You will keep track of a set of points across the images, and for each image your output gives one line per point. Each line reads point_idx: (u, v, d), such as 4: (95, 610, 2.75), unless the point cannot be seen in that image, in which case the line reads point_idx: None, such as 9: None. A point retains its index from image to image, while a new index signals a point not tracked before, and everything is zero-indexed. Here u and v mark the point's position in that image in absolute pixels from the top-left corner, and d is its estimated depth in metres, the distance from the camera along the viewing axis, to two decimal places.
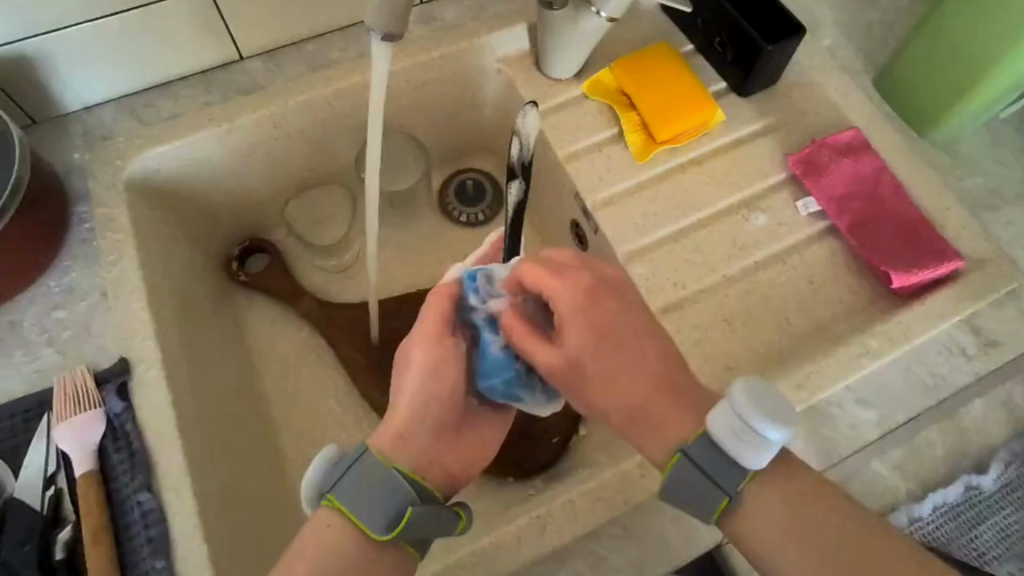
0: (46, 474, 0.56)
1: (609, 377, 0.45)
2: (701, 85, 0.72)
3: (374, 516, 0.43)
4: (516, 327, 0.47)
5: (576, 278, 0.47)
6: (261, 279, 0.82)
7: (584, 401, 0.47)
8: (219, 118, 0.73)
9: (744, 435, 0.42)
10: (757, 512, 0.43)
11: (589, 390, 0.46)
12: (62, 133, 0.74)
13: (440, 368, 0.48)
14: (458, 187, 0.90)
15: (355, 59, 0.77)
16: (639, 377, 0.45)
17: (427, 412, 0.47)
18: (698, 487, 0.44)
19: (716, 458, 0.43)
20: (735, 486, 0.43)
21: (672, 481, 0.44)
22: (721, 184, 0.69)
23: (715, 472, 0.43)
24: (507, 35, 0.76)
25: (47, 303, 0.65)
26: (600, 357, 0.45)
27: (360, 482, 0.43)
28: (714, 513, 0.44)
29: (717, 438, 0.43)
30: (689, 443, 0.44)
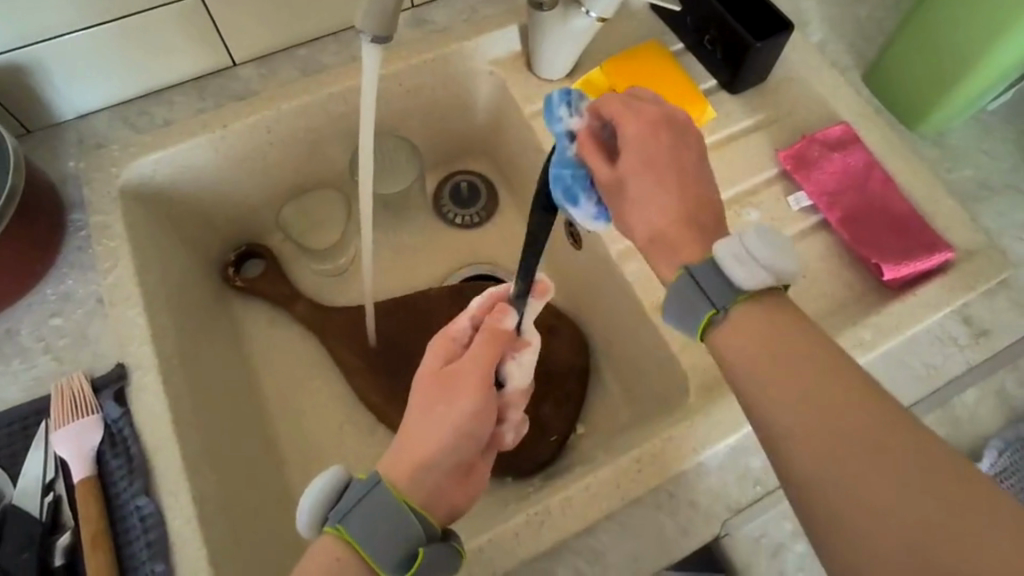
0: (45, 481, 0.56)
1: (642, 202, 0.48)
2: (691, 83, 0.72)
3: (383, 553, 0.41)
4: (588, 141, 0.51)
5: (650, 113, 0.50)
6: (257, 283, 0.83)
7: (618, 219, 0.50)
8: (213, 123, 0.73)
9: (744, 259, 0.42)
10: (751, 340, 0.42)
11: (625, 205, 0.49)
12: (56, 141, 0.74)
13: (481, 418, 0.47)
14: (453, 189, 0.91)
15: (347, 63, 0.78)
16: (669, 205, 0.47)
17: (451, 449, 0.45)
18: (689, 297, 0.44)
19: (712, 276, 0.43)
20: (728, 301, 0.43)
21: (669, 292, 0.45)
22: (713, 180, 0.70)
23: (712, 289, 0.43)
24: (498, 37, 0.77)
25: (44, 311, 0.65)
26: (643, 176, 0.48)
27: (373, 516, 0.42)
28: (702, 321, 0.44)
29: (719, 257, 0.43)
30: (695, 264, 0.45)
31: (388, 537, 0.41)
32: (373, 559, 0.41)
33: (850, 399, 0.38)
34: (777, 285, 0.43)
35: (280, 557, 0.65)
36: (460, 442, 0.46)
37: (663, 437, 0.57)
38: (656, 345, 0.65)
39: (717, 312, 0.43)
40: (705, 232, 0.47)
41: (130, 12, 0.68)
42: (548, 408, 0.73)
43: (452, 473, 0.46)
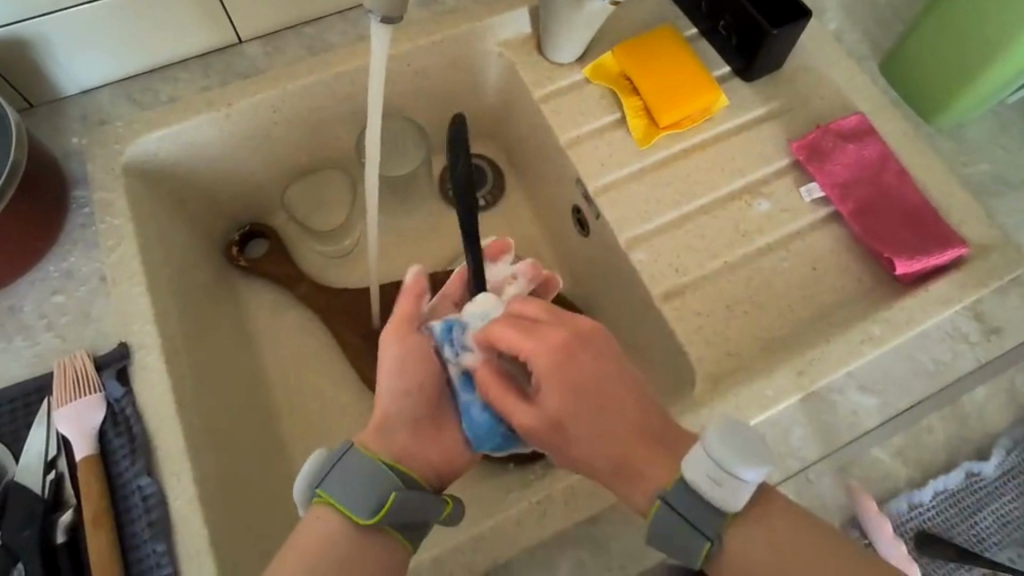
0: (47, 459, 0.56)
1: (587, 437, 0.46)
2: (704, 70, 0.71)
3: (362, 504, 0.44)
4: (495, 382, 0.49)
5: (553, 334, 0.47)
6: (261, 264, 0.82)
7: (565, 458, 0.48)
8: (218, 102, 0.72)
9: (718, 477, 0.42)
10: (740, 557, 0.43)
11: (572, 445, 0.46)
12: (60, 116, 0.73)
13: (415, 361, 0.52)
14: None
15: (354, 42, 0.76)
16: (614, 435, 0.46)
17: (403, 406, 0.50)
18: (678, 535, 0.44)
19: (691, 502, 0.43)
20: (714, 533, 0.43)
21: (654, 529, 0.44)
22: (725, 170, 0.69)
23: (694, 515, 0.43)
24: (508, 18, 0.76)
25: (46, 287, 0.65)
26: (579, 415, 0.46)
27: (348, 475, 0.45)
28: (697, 558, 0.44)
29: (692, 483, 0.43)
30: (668, 490, 0.44)
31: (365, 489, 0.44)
32: (354, 513, 0.44)
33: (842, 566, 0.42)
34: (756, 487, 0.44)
35: (280, 538, 0.65)
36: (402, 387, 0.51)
37: None
38: (663, 335, 0.64)
39: (712, 544, 0.43)
40: (654, 439, 0.46)
41: None
42: None
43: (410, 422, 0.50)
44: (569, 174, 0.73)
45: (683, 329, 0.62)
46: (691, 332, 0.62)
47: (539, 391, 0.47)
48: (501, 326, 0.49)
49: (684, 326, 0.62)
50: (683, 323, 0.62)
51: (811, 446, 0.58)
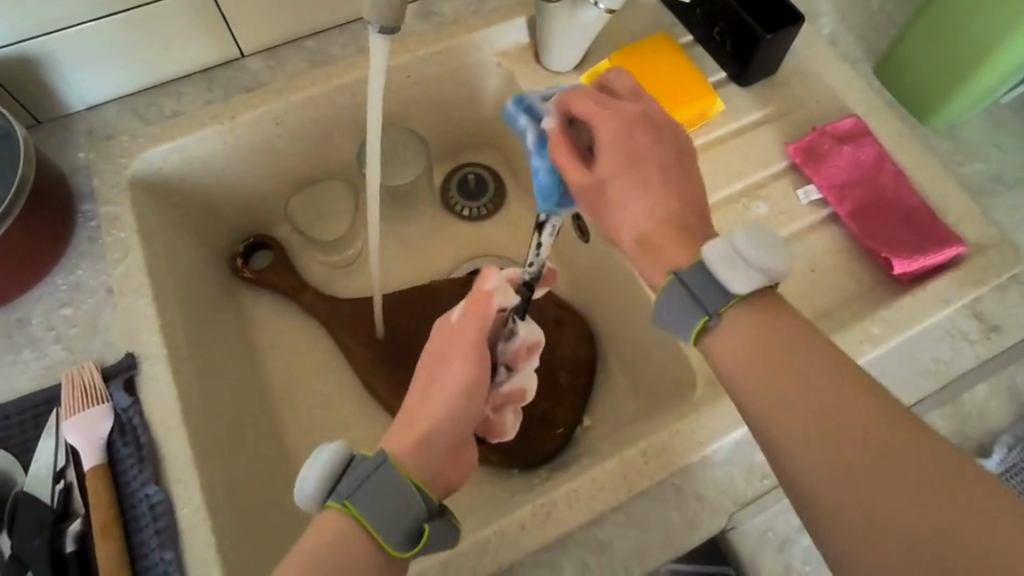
0: (56, 469, 0.57)
1: (619, 205, 0.47)
2: (700, 76, 0.72)
3: (391, 527, 0.41)
4: (560, 146, 0.49)
5: (625, 111, 0.49)
6: (265, 274, 0.83)
7: (605, 221, 0.49)
8: (221, 115, 0.73)
9: (733, 260, 0.42)
10: (736, 349, 0.42)
11: (611, 209, 0.48)
12: (67, 132, 0.75)
13: (470, 399, 0.47)
14: (460, 180, 0.91)
15: (354, 55, 0.78)
16: (662, 200, 0.46)
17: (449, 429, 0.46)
18: (683, 306, 0.44)
19: (704, 280, 0.43)
20: (717, 307, 0.43)
21: (660, 301, 0.44)
22: (722, 174, 0.69)
23: (702, 292, 0.43)
24: (505, 28, 0.77)
25: (54, 300, 0.66)
26: (629, 179, 0.47)
27: (383, 491, 0.41)
28: (694, 325, 0.43)
29: (709, 263, 0.43)
30: (683, 269, 0.44)
31: (398, 510, 0.41)
32: (379, 533, 0.40)
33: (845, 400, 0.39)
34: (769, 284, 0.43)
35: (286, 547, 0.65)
36: (455, 419, 0.46)
37: (670, 429, 0.57)
38: (663, 339, 0.65)
39: (709, 318, 0.43)
40: (683, 226, 0.46)
41: (140, 3, 0.68)
42: (554, 399, 0.73)
43: (454, 448, 0.46)
44: None
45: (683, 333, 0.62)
46: None
47: (598, 160, 0.48)
48: (579, 97, 0.49)
49: None
50: None
51: None
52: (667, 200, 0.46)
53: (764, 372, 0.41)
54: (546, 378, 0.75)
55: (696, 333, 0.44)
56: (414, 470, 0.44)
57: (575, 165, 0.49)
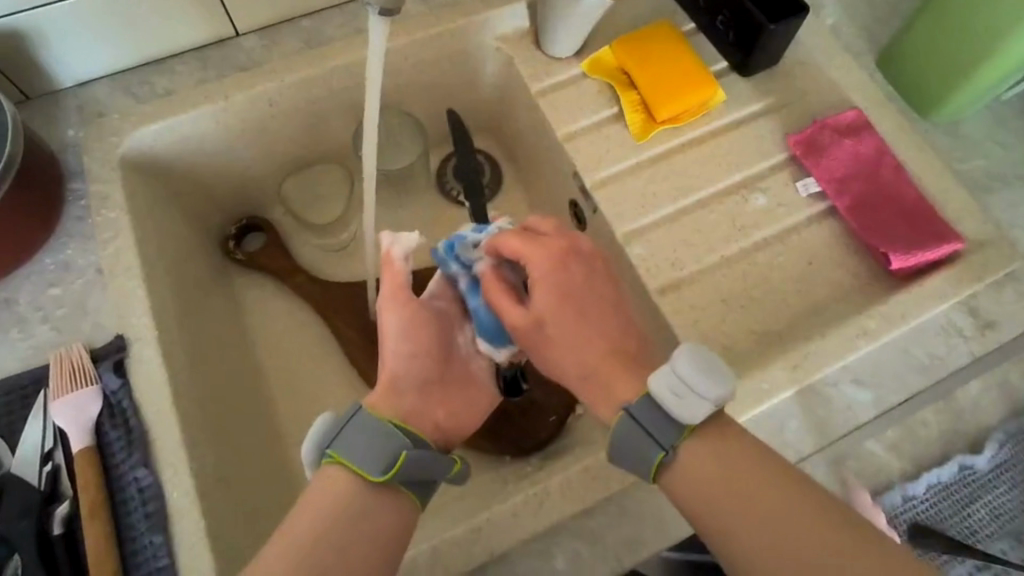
0: (44, 450, 0.56)
1: (558, 341, 0.49)
2: (702, 65, 0.72)
3: (374, 460, 0.45)
4: (494, 286, 0.51)
5: (553, 244, 0.51)
6: (258, 257, 0.82)
7: (545, 358, 0.50)
8: (215, 94, 0.72)
9: (683, 394, 0.44)
10: (688, 466, 0.45)
11: (551, 346, 0.49)
12: (56, 109, 0.73)
13: (414, 343, 0.53)
14: (457, 166, 0.89)
15: (352, 36, 0.76)
16: (597, 337, 0.49)
17: (408, 372, 0.51)
18: (637, 442, 0.46)
19: (653, 415, 0.45)
20: (673, 441, 0.45)
21: (616, 437, 0.46)
22: (721, 164, 0.69)
23: (654, 428, 0.45)
24: (506, 13, 0.76)
25: (42, 280, 0.65)
26: (564, 315, 0.49)
27: (360, 434, 0.46)
28: (652, 466, 0.45)
29: (663, 400, 0.44)
30: (633, 402, 0.46)
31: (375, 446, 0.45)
32: (365, 469, 0.45)
33: (789, 499, 0.43)
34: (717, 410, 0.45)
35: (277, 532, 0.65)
36: (406, 362, 0.52)
37: None
38: (658, 330, 0.64)
39: (666, 454, 0.45)
40: (629, 359, 0.49)
41: None
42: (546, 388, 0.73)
43: (417, 388, 0.52)
44: (566, 168, 0.73)
45: (679, 324, 0.62)
46: (688, 327, 0.62)
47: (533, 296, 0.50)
48: (507, 237, 0.52)
49: (680, 321, 0.62)
50: (679, 318, 0.62)
51: (808, 442, 0.58)
52: (604, 331, 0.49)
53: (718, 488, 0.44)
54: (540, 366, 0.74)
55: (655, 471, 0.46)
56: (386, 412, 0.49)
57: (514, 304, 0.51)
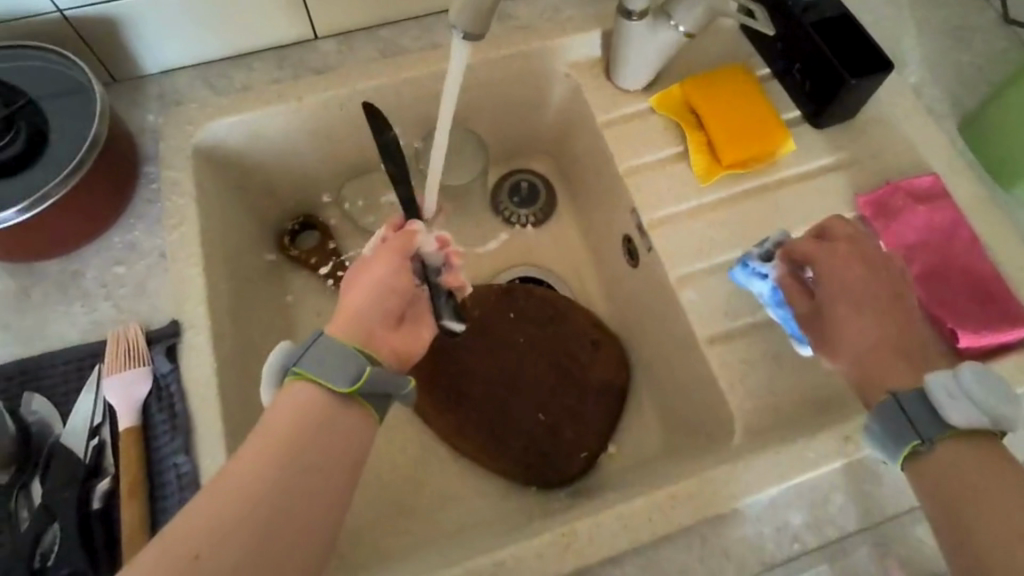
0: (93, 425, 0.58)
1: (828, 332, 0.54)
2: (774, 113, 0.71)
3: (340, 373, 0.47)
4: (789, 280, 0.59)
5: (837, 246, 0.57)
6: (311, 255, 0.84)
7: (830, 345, 0.54)
8: (289, 94, 0.74)
9: (957, 394, 0.45)
10: (941, 464, 0.45)
11: (833, 331, 0.54)
12: (140, 94, 0.76)
13: (387, 281, 0.54)
14: (513, 186, 0.90)
15: (427, 49, 0.78)
16: (879, 335, 0.52)
17: (379, 306, 0.53)
18: (892, 427, 0.47)
19: (923, 408, 0.46)
20: (934, 432, 0.45)
21: (873, 417, 0.48)
22: (786, 217, 0.67)
23: (919, 418, 0.46)
24: (580, 41, 0.76)
25: (109, 257, 0.67)
26: (844, 305, 0.54)
27: (327, 352, 0.47)
28: (903, 450, 0.46)
29: (933, 398, 0.46)
30: (903, 392, 0.47)
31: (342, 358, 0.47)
32: (332, 383, 0.46)
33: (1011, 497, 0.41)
34: (991, 430, 0.45)
35: None
36: (374, 297, 0.53)
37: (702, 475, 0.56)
38: (703, 379, 0.63)
39: (921, 442, 0.45)
40: (900, 352, 0.51)
41: None
42: (581, 425, 0.74)
43: (382, 321, 0.53)
44: (625, 203, 0.73)
45: (727, 377, 0.61)
46: (736, 380, 0.60)
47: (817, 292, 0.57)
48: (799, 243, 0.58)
49: (728, 374, 0.61)
50: (727, 370, 0.61)
51: (851, 517, 0.56)
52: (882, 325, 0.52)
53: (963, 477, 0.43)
54: (576, 403, 0.75)
55: (906, 456, 0.46)
56: (349, 336, 0.50)
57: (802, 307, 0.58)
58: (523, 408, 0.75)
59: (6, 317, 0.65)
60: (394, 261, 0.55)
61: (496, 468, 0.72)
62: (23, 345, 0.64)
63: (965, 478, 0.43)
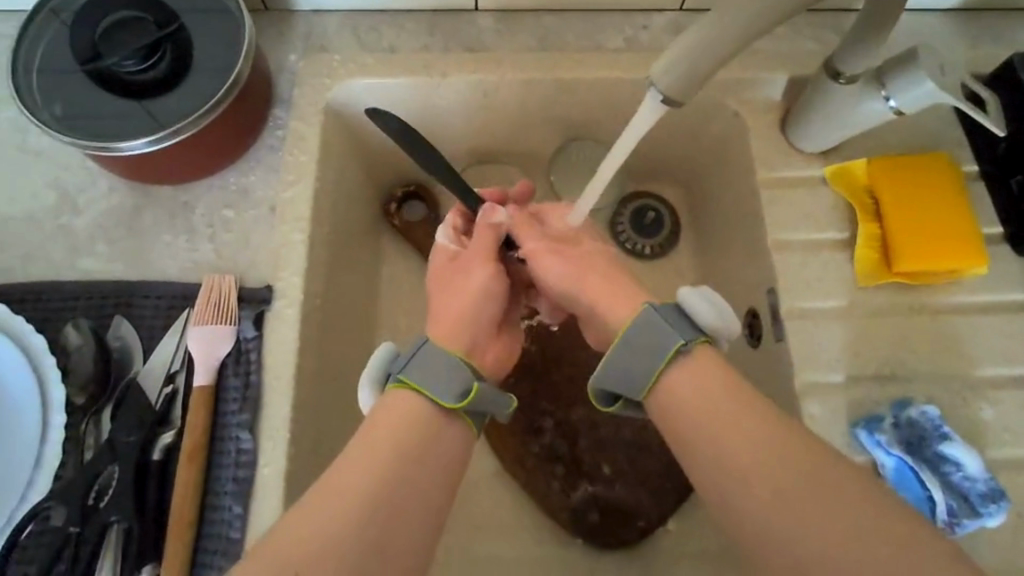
0: (169, 371, 0.57)
1: (575, 257, 0.56)
2: (973, 226, 0.60)
3: (448, 386, 0.47)
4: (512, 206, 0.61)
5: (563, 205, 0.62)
6: (411, 230, 0.79)
7: (580, 265, 0.55)
8: (435, 68, 0.69)
9: (709, 300, 0.48)
10: (694, 373, 0.45)
11: (567, 252, 0.57)
12: (286, 30, 0.73)
13: (487, 286, 0.55)
14: (637, 211, 0.80)
15: (589, 50, 0.70)
16: (607, 263, 0.56)
17: (483, 311, 0.54)
18: (652, 337, 0.47)
19: (678, 316, 0.47)
20: (692, 336, 0.46)
21: (633, 327, 0.47)
22: (952, 352, 0.58)
23: (675, 323, 0.47)
24: (763, 81, 0.67)
25: (221, 198, 0.66)
26: (582, 239, 0.59)
27: (432, 362, 0.48)
28: (664, 359, 0.46)
29: (683, 303, 0.48)
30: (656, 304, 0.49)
31: (448, 373, 0.47)
32: (439, 396, 0.47)
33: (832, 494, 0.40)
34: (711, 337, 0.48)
35: None
36: (479, 302, 0.54)
37: None
38: None
39: (683, 346, 0.46)
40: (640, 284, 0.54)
41: None
42: (648, 494, 0.68)
43: (486, 327, 0.54)
44: (763, 277, 0.64)
45: None
46: None
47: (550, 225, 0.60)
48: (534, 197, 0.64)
49: None
50: None
51: None
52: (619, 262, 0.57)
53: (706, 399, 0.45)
54: (648, 467, 0.69)
55: (658, 376, 0.46)
56: (457, 348, 0.51)
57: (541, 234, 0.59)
58: (591, 454, 0.70)
59: (113, 232, 0.65)
60: (491, 267, 0.56)
61: (550, 513, 0.67)
62: (123, 266, 0.63)
63: (710, 396, 0.44)
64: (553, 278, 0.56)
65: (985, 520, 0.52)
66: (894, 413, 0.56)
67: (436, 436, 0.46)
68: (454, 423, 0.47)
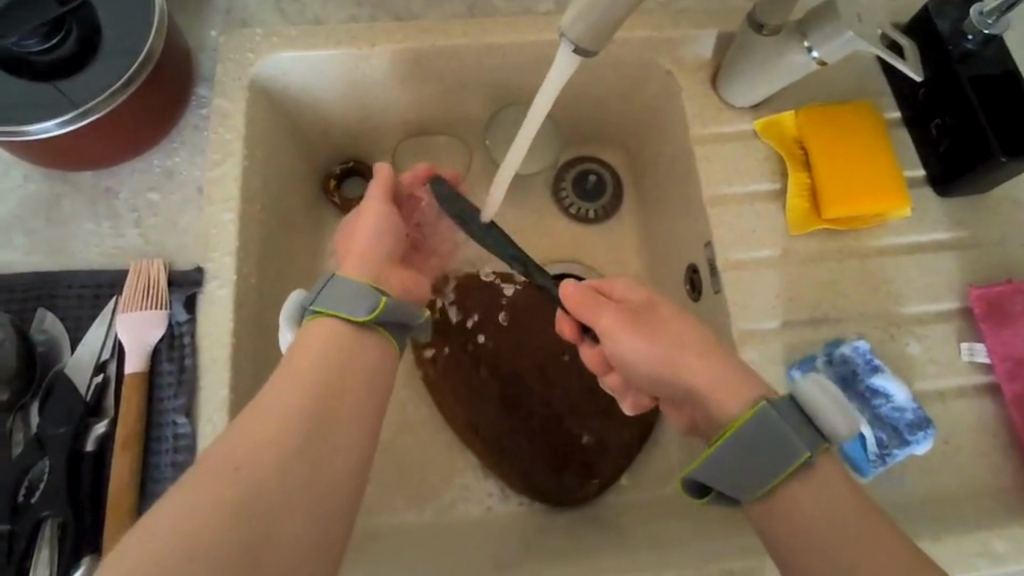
0: (98, 360, 0.55)
1: (657, 330, 0.52)
2: (896, 169, 0.62)
3: (358, 303, 0.48)
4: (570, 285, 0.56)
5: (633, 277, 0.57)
6: (353, 206, 0.79)
7: (665, 343, 0.51)
8: (362, 39, 0.67)
9: (835, 404, 0.46)
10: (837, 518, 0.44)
11: (649, 329, 0.53)
12: (203, 3, 0.69)
13: (386, 225, 0.54)
14: (579, 177, 0.81)
15: (520, 13, 0.69)
16: (689, 334, 0.52)
17: (384, 245, 0.54)
18: (774, 440, 0.45)
19: (797, 417, 0.46)
20: (816, 445, 0.45)
21: (752, 427, 0.45)
22: (880, 292, 0.60)
23: (798, 428, 0.45)
24: (693, 38, 0.67)
25: (145, 181, 0.63)
26: (662, 305, 0.54)
27: (340, 288, 0.48)
28: (786, 470, 0.45)
29: (803, 402, 0.46)
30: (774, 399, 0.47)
31: (355, 292, 0.47)
32: (349, 313, 0.47)
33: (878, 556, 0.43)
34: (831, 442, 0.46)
35: None
36: (381, 239, 0.54)
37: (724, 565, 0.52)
38: None
39: (809, 456, 0.45)
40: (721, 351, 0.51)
41: None
42: (602, 452, 0.69)
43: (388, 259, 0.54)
44: (700, 231, 0.65)
45: None
46: None
47: (625, 297, 0.55)
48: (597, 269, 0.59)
49: None
50: None
51: None
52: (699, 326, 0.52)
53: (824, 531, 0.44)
54: (600, 427, 0.71)
55: (775, 484, 0.45)
56: (362, 276, 0.51)
57: (617, 307, 0.54)
58: (544, 416, 0.71)
59: (32, 223, 0.62)
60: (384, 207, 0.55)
61: (505, 479, 0.68)
62: (45, 256, 0.61)
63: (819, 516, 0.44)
64: (640, 355, 0.52)
65: (913, 447, 0.55)
66: (827, 351, 0.58)
67: (343, 369, 0.46)
68: (372, 341, 0.48)
